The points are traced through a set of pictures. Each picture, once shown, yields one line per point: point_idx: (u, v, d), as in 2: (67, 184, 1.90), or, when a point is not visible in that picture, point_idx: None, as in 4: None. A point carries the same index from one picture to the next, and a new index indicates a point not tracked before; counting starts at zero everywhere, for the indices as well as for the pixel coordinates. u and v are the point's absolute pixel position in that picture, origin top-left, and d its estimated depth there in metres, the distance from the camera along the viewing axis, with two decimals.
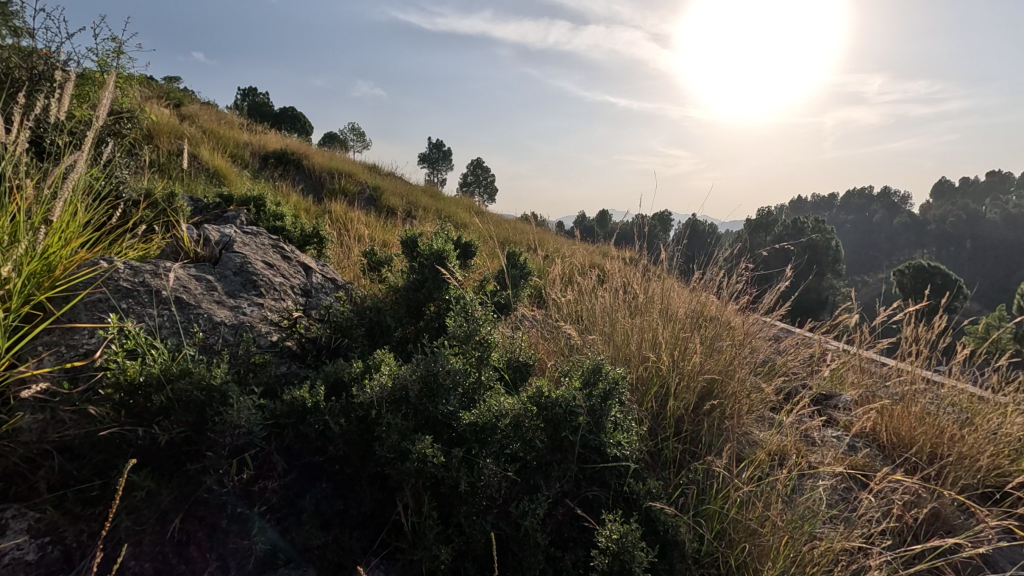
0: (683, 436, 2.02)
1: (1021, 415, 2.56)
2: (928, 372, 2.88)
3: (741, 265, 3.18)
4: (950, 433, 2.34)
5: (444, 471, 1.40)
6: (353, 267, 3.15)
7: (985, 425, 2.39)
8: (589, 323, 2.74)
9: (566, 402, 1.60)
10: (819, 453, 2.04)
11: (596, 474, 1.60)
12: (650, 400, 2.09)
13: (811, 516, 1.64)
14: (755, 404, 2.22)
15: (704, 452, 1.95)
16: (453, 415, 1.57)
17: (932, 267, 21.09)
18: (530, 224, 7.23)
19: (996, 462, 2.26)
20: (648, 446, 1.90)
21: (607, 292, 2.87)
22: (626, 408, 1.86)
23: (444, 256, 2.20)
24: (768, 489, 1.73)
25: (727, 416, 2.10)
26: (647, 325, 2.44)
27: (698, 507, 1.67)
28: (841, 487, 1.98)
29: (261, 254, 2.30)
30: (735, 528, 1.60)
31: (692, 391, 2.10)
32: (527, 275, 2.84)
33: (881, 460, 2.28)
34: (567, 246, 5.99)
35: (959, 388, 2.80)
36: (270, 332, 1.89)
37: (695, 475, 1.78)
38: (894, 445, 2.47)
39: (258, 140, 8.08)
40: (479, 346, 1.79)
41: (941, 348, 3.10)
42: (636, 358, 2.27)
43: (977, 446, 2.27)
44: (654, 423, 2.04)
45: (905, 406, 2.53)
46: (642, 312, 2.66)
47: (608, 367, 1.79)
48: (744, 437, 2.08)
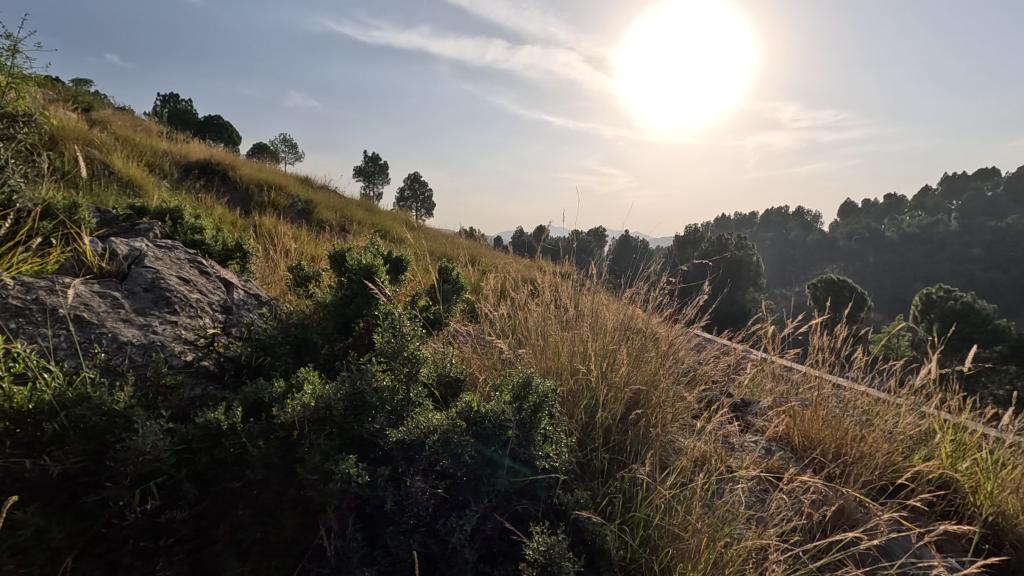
0: (611, 446, 2.06)
1: (912, 415, 2.80)
2: (835, 377, 3.10)
3: (665, 278, 3.33)
4: (853, 435, 2.53)
5: (371, 491, 1.39)
6: (278, 283, 3.04)
7: (883, 425, 2.61)
8: (521, 337, 2.77)
9: (495, 416, 1.65)
10: (737, 458, 2.15)
11: (526, 487, 1.61)
12: (580, 411, 2.13)
13: (730, 518, 1.71)
14: (679, 412, 2.31)
15: (632, 460, 1.99)
16: (380, 433, 1.52)
17: (841, 281, 22.80)
18: (468, 239, 7.23)
19: (892, 459, 2.46)
20: (577, 457, 1.93)
21: (539, 306, 2.92)
22: (555, 420, 1.89)
23: (373, 271, 2.17)
24: (690, 494, 1.80)
25: (651, 425, 2.17)
26: (577, 338, 2.48)
27: (624, 516, 1.72)
28: (757, 489, 2.09)
29: (176, 269, 2.17)
30: (659, 534, 1.66)
31: (620, 401, 2.16)
32: (460, 289, 2.81)
33: (794, 461, 2.42)
34: (503, 261, 6.02)
35: (862, 392, 3.03)
36: (184, 351, 1.80)
37: (620, 484, 1.83)
38: (805, 447, 2.64)
39: (179, 149, 7.68)
40: (408, 362, 1.76)
41: (846, 355, 3.35)
42: (566, 370, 2.31)
43: (875, 445, 2.47)
44: (583, 434, 2.08)
45: (815, 410, 2.70)
46: (573, 325, 2.71)
47: (538, 379, 1.81)
48: (669, 444, 2.15)
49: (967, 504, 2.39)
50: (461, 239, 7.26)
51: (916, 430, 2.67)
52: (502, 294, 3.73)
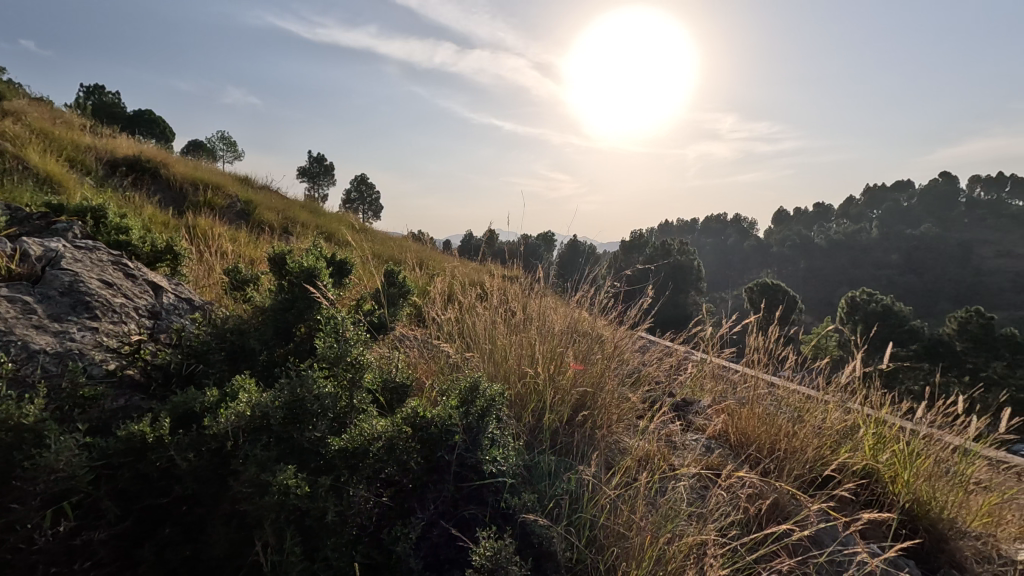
0: (558, 448, 2.08)
1: (838, 411, 2.98)
2: (769, 376, 3.25)
3: (611, 282, 3.39)
4: (786, 431, 2.65)
5: (310, 502, 1.31)
6: (214, 287, 2.90)
7: (813, 421, 2.75)
8: (469, 341, 2.75)
9: (442, 421, 1.62)
10: (679, 457, 2.21)
11: (473, 492, 1.61)
12: (528, 414, 2.13)
13: (672, 515, 1.76)
14: (624, 413, 2.35)
15: (579, 461, 2.02)
16: (321, 442, 1.48)
17: (775, 285, 24.02)
18: (417, 242, 7.15)
19: (821, 453, 2.60)
20: (525, 460, 1.93)
21: (487, 309, 2.91)
22: (503, 424, 1.89)
23: (315, 273, 2.08)
24: (635, 494, 1.83)
25: (596, 426, 2.20)
26: (525, 341, 2.48)
27: (571, 517, 1.74)
28: (698, 486, 2.15)
29: (97, 271, 2.03)
30: (604, 534, 1.69)
31: (566, 404, 2.18)
32: (407, 293, 2.76)
33: (732, 458, 2.51)
34: (452, 264, 5.99)
35: (794, 390, 3.18)
36: (105, 360, 1.68)
37: (568, 485, 1.85)
38: (742, 443, 2.75)
39: (106, 144, 7.20)
40: (351, 368, 1.70)
41: (779, 355, 3.52)
42: (514, 373, 2.30)
43: (805, 440, 2.61)
44: (530, 437, 2.09)
45: (751, 408, 2.82)
46: (521, 328, 2.71)
47: (486, 384, 1.80)
48: (614, 444, 2.18)
49: (888, 493, 2.55)
50: (409, 241, 7.17)
51: (841, 425, 2.84)
52: (450, 298, 3.71)
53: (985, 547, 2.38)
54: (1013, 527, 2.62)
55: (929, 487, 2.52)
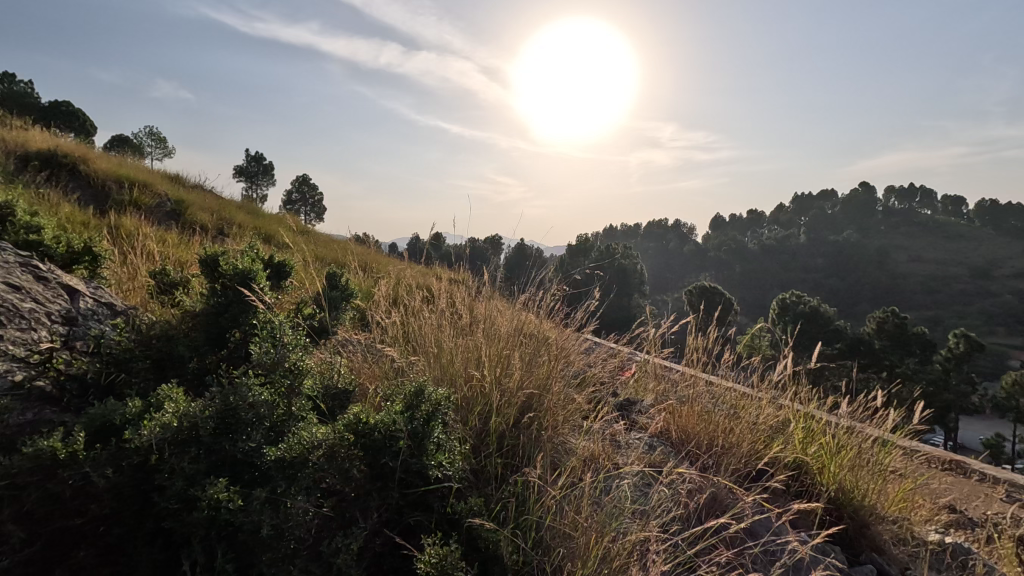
0: (504, 450, 2.06)
1: (771, 406, 3.13)
2: (706, 375, 3.37)
3: (556, 285, 3.43)
4: (724, 428, 2.75)
5: (243, 516, 1.25)
6: (139, 290, 2.71)
7: (748, 417, 2.88)
8: (413, 344, 2.71)
9: (385, 427, 1.56)
10: (624, 456, 2.25)
11: (418, 498, 1.59)
12: (475, 417, 2.11)
13: (617, 513, 1.78)
14: (570, 414, 2.37)
15: (525, 464, 2.02)
16: (256, 452, 1.40)
17: (712, 288, 25.06)
18: (361, 245, 6.99)
19: (756, 448, 2.72)
20: (471, 464, 1.92)
21: (433, 313, 2.88)
22: (448, 428, 1.86)
23: (251, 276, 1.97)
24: (580, 494, 1.85)
25: (543, 428, 2.20)
26: (471, 344, 2.46)
27: (517, 520, 1.73)
28: (642, 484, 2.20)
29: (2, 274, 1.86)
30: (551, 534, 1.69)
31: (513, 406, 2.17)
32: (349, 296, 2.69)
33: (674, 455, 2.58)
34: (398, 267, 5.89)
35: (730, 388, 3.32)
36: (12, 370, 1.56)
37: (514, 488, 1.84)
38: (682, 440, 2.83)
39: (16, 136, 6.64)
40: (288, 374, 1.64)
41: (716, 354, 3.67)
42: (460, 376, 2.27)
43: (740, 436, 2.72)
44: (476, 441, 2.07)
45: (691, 406, 2.91)
46: (467, 331, 2.70)
47: (431, 388, 1.77)
48: (560, 445, 2.19)
49: (816, 483, 2.70)
50: (353, 244, 7.00)
51: (774, 420, 2.99)
52: (395, 301, 3.64)
53: (900, 530, 2.56)
54: (924, 510, 2.84)
55: (852, 477, 2.69)
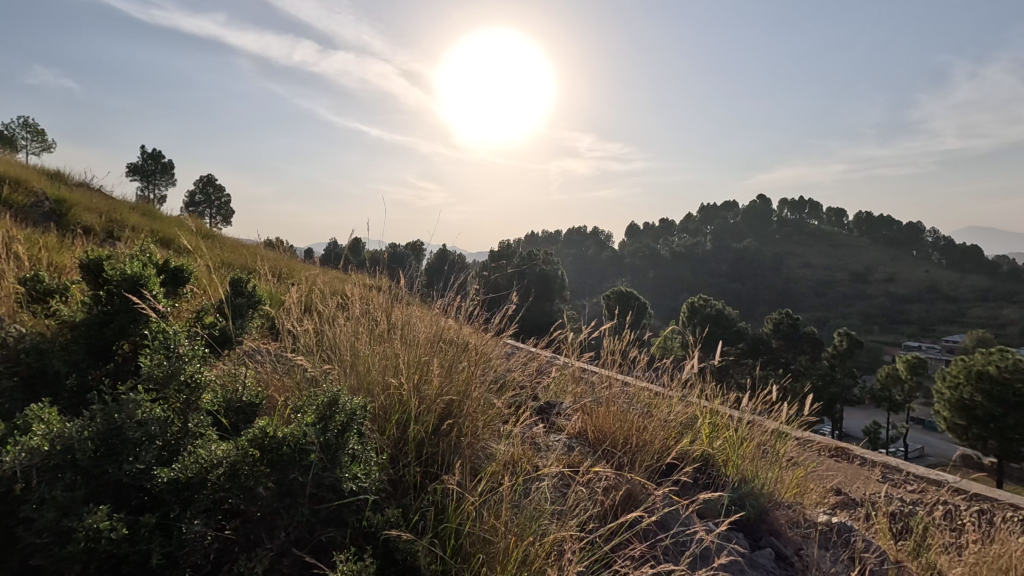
0: (423, 458, 2.02)
1: (680, 404, 3.30)
2: (621, 376, 3.51)
3: (476, 291, 3.43)
4: (637, 426, 2.86)
5: (128, 546, 1.15)
6: (6, 299, 2.41)
7: (660, 415, 3.02)
8: (327, 353, 2.60)
9: (295, 440, 1.46)
10: (543, 457, 2.28)
11: (332, 514, 1.53)
12: (392, 426, 2.05)
13: (537, 515, 1.80)
14: (490, 419, 2.37)
15: (444, 471, 1.99)
16: (145, 475, 1.28)
17: (628, 293, 26.14)
18: (273, 250, 6.63)
19: (667, 444, 2.85)
20: (389, 474, 1.87)
21: (349, 320, 2.78)
22: (364, 439, 1.80)
23: (142, 282, 1.79)
24: (500, 499, 1.85)
25: (462, 434, 2.18)
26: (388, 351, 2.40)
27: (436, 528, 1.71)
28: (560, 485, 2.24)
29: None
30: (470, 541, 1.68)
31: (432, 412, 2.13)
32: (256, 303, 2.53)
33: (591, 454, 2.64)
34: (313, 273, 5.66)
35: (644, 387, 3.47)
36: None
37: (433, 497, 1.80)
38: (599, 439, 2.90)
39: None
40: (185, 388, 1.52)
41: (630, 356, 3.82)
42: (377, 384, 2.21)
43: (652, 433, 2.85)
44: (395, 450, 2.02)
45: (607, 407, 3.01)
46: (384, 338, 2.63)
47: (345, 397, 1.69)
48: (480, 451, 2.17)
49: (721, 475, 2.87)
50: (264, 249, 6.64)
51: (683, 416, 3.15)
52: (308, 308, 3.48)
53: (794, 514, 2.78)
54: (813, 494, 3.10)
55: (752, 467, 2.89)
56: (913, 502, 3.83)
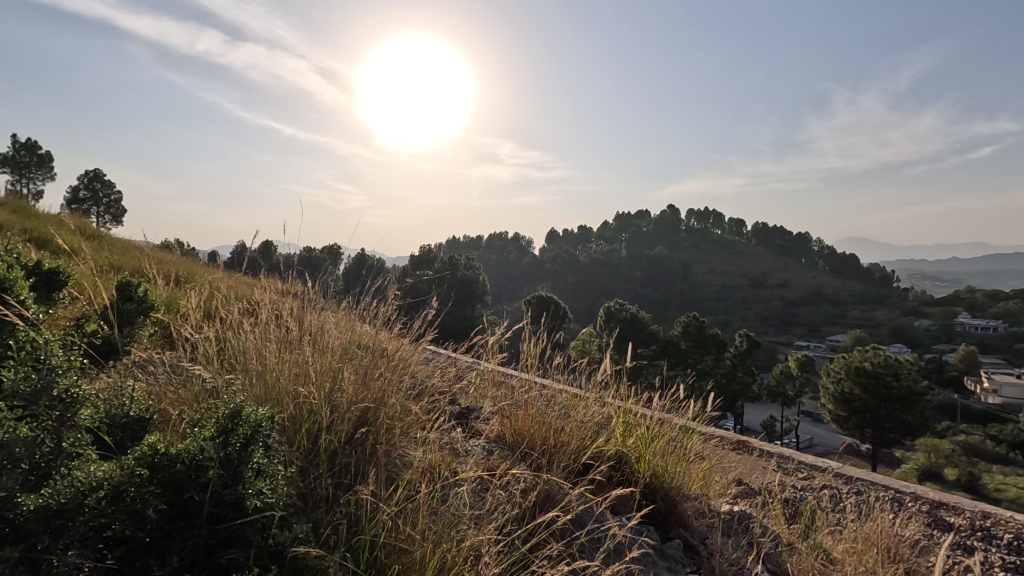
0: (335, 469, 1.94)
1: (596, 404, 3.41)
2: (540, 379, 3.56)
3: (394, 295, 3.36)
4: (555, 428, 2.92)
5: None
6: None
7: (576, 415, 3.09)
8: (231, 362, 2.44)
9: (190, 457, 1.37)
10: (462, 462, 2.26)
11: (232, 534, 1.40)
12: (302, 438, 1.95)
13: (454, 521, 1.79)
14: (407, 426, 2.32)
15: (358, 482, 1.92)
16: (8, 502, 1.13)
17: (549, 297, 26.64)
18: (171, 253, 6.13)
19: (583, 443, 2.92)
20: (298, 488, 1.77)
21: (255, 327, 2.62)
22: (271, 452, 1.69)
23: (6, 287, 1.60)
24: (417, 507, 1.81)
25: (378, 442, 2.11)
26: (298, 359, 2.29)
27: (349, 542, 1.64)
28: (479, 489, 2.23)
29: None
30: (385, 552, 1.63)
31: (345, 421, 2.05)
32: (148, 309, 2.32)
33: (510, 457, 2.66)
34: (217, 277, 5.29)
35: (561, 389, 3.55)
36: None
37: (346, 509, 1.74)
38: (517, 442, 2.93)
39: None
40: (59, 403, 1.34)
41: (549, 359, 3.89)
42: (285, 394, 2.09)
43: (569, 434, 2.92)
44: (305, 462, 1.92)
45: (527, 409, 3.04)
46: (294, 345, 2.50)
47: (250, 408, 1.58)
48: (397, 459, 2.12)
49: (633, 471, 2.99)
50: (160, 252, 6.12)
51: (598, 416, 3.25)
52: (210, 314, 3.25)
53: (700, 505, 2.95)
54: (717, 486, 3.31)
55: (663, 462, 3.03)
56: (802, 487, 4.19)
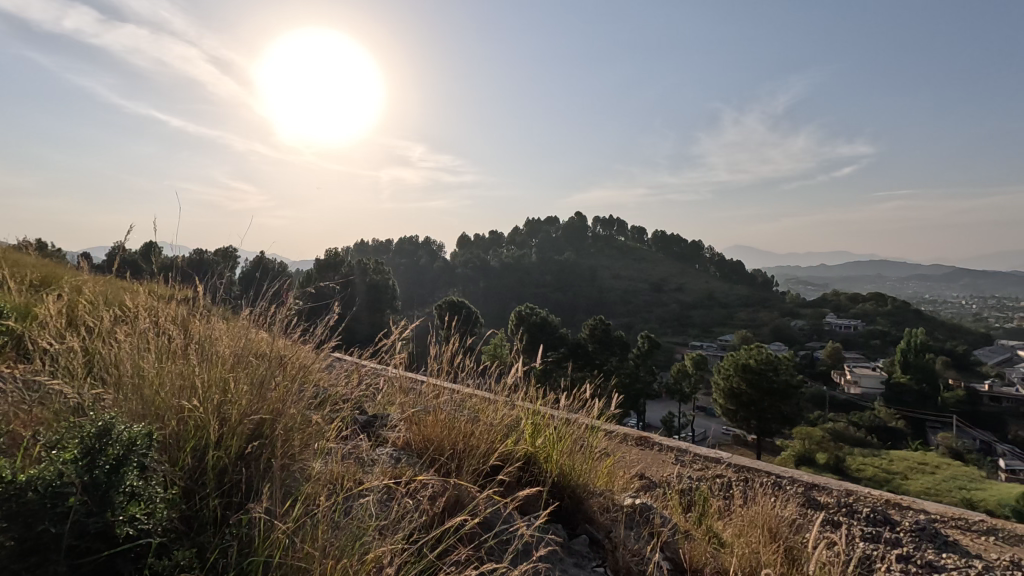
0: (224, 487, 1.79)
1: (505, 407, 3.43)
2: (449, 385, 3.53)
3: (293, 300, 3.17)
4: (464, 432, 2.90)
5: None
6: None
7: (486, 419, 3.09)
8: (101, 375, 2.18)
9: (46, 483, 1.22)
10: (367, 472, 2.18)
11: (99, 567, 1.30)
12: (186, 455, 1.78)
13: (358, 533, 1.72)
14: (308, 437, 2.20)
15: (251, 499, 1.79)
16: None
17: (460, 302, 26.57)
18: (29, 255, 5.40)
19: (493, 446, 2.93)
20: (181, 510, 1.62)
21: (131, 336, 2.37)
22: (148, 472, 1.53)
23: None
24: (316, 521, 1.72)
25: (274, 456, 1.98)
26: (182, 370, 2.09)
27: (240, 564, 1.53)
28: (385, 498, 2.16)
29: None
30: (281, 573, 1.53)
31: (237, 435, 1.90)
32: None
33: (418, 463, 2.60)
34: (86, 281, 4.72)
35: (471, 394, 3.54)
36: None
37: (237, 530, 1.61)
38: (426, 448, 2.88)
39: None
40: None
41: (458, 364, 3.86)
42: (167, 408, 1.90)
43: (478, 437, 2.91)
44: (190, 482, 1.76)
45: (436, 415, 3.00)
46: (178, 354, 2.29)
47: (122, 425, 1.44)
48: (296, 472, 2.00)
49: (542, 471, 3.04)
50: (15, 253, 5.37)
51: (507, 419, 3.27)
52: (76, 322, 2.89)
53: (605, 500, 3.06)
54: (620, 481, 3.45)
55: (570, 461, 3.11)
56: (697, 478, 4.48)
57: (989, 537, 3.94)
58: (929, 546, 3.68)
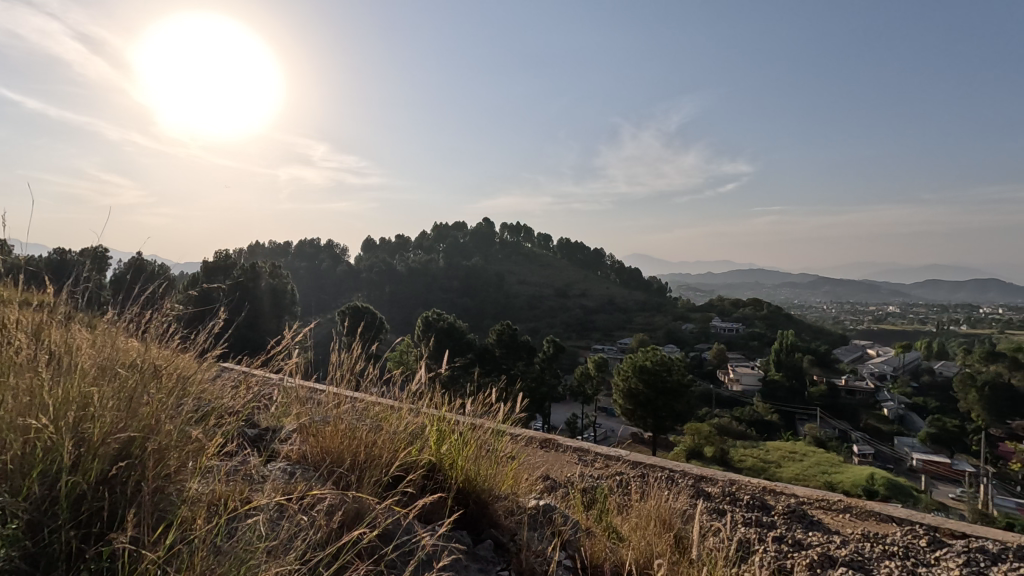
0: (82, 516, 1.58)
1: (408, 415, 3.34)
2: (349, 394, 3.38)
3: (172, 305, 2.88)
4: (365, 442, 2.79)
5: None
6: None
7: (388, 428, 2.99)
8: None
9: None
10: (256, 491, 2.02)
11: None
12: (33, 482, 1.54)
13: (243, 557, 1.59)
14: (187, 456, 2.00)
15: (115, 529, 1.59)
16: None
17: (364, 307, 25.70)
18: None
19: (395, 455, 2.84)
20: (23, 548, 1.40)
21: None
22: None
23: None
24: (195, 547, 1.57)
25: (145, 478, 1.78)
26: (30, 385, 1.81)
27: None
28: (276, 517, 2.02)
29: None
30: None
31: (99, 457, 1.68)
32: None
33: (314, 477, 2.46)
34: None
35: (373, 402, 3.41)
36: None
37: (95, 564, 1.42)
38: (323, 460, 2.72)
39: None
40: None
41: (360, 371, 3.71)
42: (8, 430, 1.64)
43: (380, 446, 2.81)
44: (37, 513, 1.53)
45: (335, 426, 2.85)
46: (24, 367, 1.98)
47: None
48: (172, 494, 1.81)
49: (446, 478, 3.00)
50: None
51: (410, 427, 3.19)
52: None
53: (509, 504, 3.07)
54: (525, 484, 3.48)
55: (475, 466, 3.08)
56: (597, 476, 4.64)
57: (846, 514, 4.44)
58: (798, 526, 4.09)
